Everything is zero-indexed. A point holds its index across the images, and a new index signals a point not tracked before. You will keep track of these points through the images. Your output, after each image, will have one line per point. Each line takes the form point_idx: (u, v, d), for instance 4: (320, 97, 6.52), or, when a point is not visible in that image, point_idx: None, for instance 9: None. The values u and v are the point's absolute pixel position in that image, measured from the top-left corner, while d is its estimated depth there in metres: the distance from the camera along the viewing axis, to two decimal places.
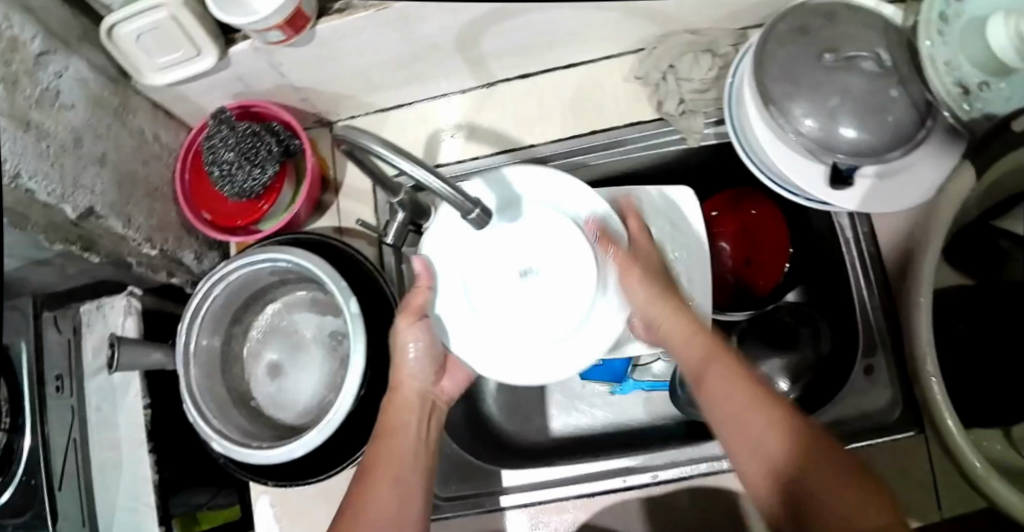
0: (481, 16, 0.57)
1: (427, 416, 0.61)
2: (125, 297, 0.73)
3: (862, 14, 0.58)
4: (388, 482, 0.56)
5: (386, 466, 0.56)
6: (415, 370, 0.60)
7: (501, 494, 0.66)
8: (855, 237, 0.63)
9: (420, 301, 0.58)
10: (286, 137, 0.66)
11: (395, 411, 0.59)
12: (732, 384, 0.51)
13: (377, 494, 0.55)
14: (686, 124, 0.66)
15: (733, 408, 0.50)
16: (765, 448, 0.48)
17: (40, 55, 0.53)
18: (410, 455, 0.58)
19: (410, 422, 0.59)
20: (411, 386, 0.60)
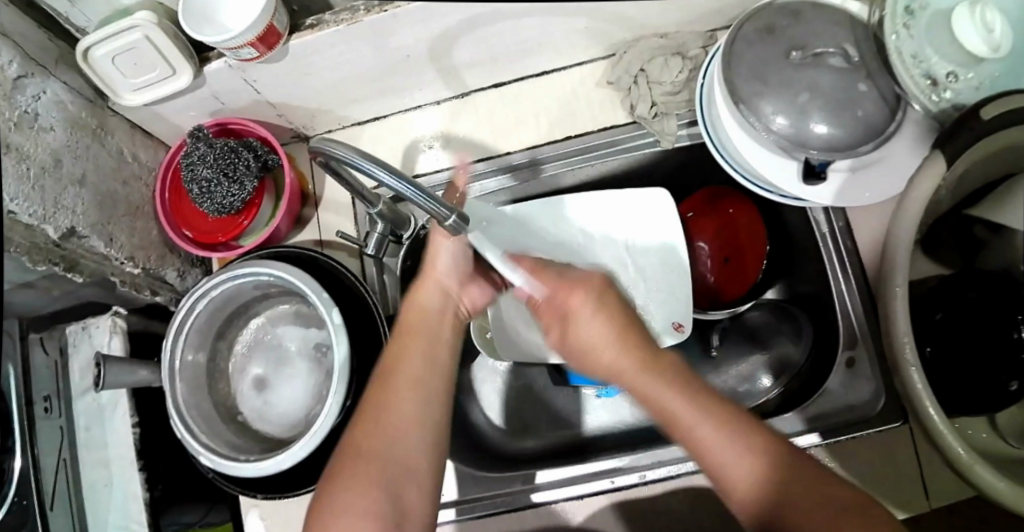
0: (450, 27, 0.57)
1: (451, 315, 0.57)
2: (110, 317, 0.73)
3: (828, 11, 0.58)
4: (412, 375, 0.51)
5: (403, 370, 0.52)
6: (447, 267, 0.57)
7: (534, 492, 0.65)
8: (831, 232, 0.63)
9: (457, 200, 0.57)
10: (264, 151, 0.66)
11: (419, 308, 0.56)
12: (691, 407, 0.44)
13: (398, 399, 0.50)
14: (659, 126, 0.67)
15: (701, 435, 0.44)
16: (735, 473, 0.42)
17: (18, 78, 0.54)
18: (433, 354, 0.54)
19: (431, 323, 0.55)
20: (438, 285, 0.57)
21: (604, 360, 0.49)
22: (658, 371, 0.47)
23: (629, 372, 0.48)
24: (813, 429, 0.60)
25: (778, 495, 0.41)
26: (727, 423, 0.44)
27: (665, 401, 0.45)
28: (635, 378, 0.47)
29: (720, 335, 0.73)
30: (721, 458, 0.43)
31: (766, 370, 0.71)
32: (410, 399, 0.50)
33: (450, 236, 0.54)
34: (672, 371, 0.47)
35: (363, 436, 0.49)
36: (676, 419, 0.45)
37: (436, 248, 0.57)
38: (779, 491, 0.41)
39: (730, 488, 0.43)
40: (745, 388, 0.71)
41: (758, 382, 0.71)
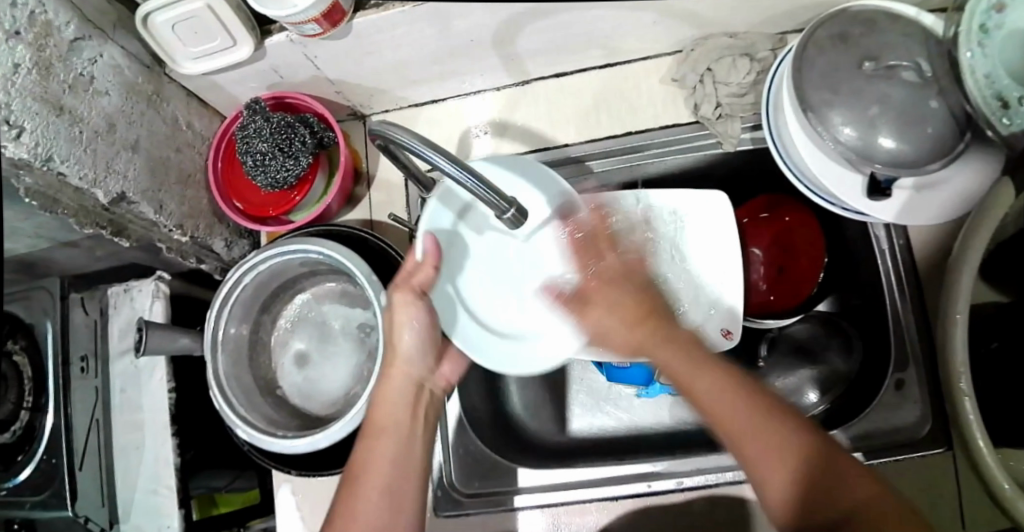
0: (518, 14, 0.57)
1: (423, 406, 0.56)
2: (153, 281, 0.73)
3: (904, 23, 0.57)
4: (379, 486, 0.50)
5: (370, 476, 0.51)
6: (409, 352, 0.56)
7: (516, 494, 0.67)
8: (891, 249, 0.63)
9: (421, 279, 0.56)
10: (320, 128, 0.66)
11: (386, 405, 0.54)
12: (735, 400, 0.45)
13: (361, 506, 0.49)
14: (722, 128, 0.66)
15: (752, 433, 0.44)
16: (772, 483, 0.43)
17: (75, 40, 0.53)
18: (403, 458, 0.52)
19: (399, 417, 0.54)
20: (405, 375, 0.55)
21: (626, 339, 0.51)
22: (704, 364, 0.47)
23: (674, 363, 0.48)
24: (855, 449, 0.60)
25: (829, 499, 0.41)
26: (752, 414, 0.44)
27: (712, 396, 0.46)
28: (686, 374, 0.47)
29: (769, 345, 0.74)
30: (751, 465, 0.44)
31: (814, 386, 0.70)
32: (378, 509, 0.50)
33: (416, 296, 0.56)
34: (713, 361, 0.48)
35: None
36: (719, 416, 0.45)
37: (399, 317, 0.56)
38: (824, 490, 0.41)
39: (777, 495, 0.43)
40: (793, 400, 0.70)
41: (806, 397, 0.70)
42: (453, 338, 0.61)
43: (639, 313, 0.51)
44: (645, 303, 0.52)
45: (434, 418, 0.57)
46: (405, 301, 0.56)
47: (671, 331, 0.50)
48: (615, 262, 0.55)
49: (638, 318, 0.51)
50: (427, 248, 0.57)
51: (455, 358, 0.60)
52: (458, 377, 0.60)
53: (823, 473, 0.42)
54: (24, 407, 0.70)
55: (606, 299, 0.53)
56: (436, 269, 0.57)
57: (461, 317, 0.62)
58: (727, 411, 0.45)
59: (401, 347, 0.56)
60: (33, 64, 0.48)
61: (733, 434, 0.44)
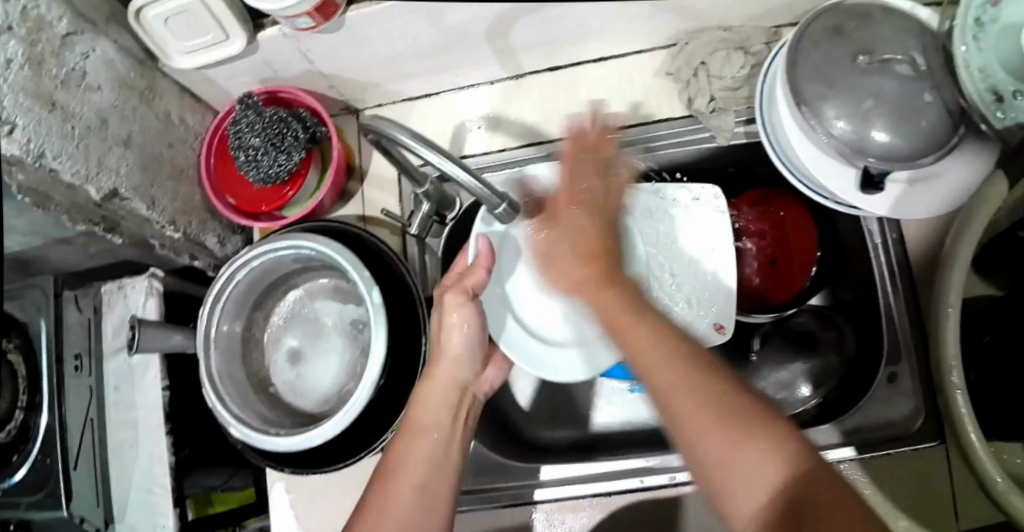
0: (511, 7, 0.56)
1: (462, 410, 0.57)
2: (146, 279, 0.72)
3: (898, 15, 0.57)
4: (413, 486, 0.51)
5: (406, 475, 0.52)
6: (456, 354, 0.56)
7: (537, 488, 0.67)
8: (883, 243, 0.63)
9: (475, 280, 0.55)
10: (312, 123, 0.65)
11: (427, 407, 0.55)
12: (678, 367, 0.42)
13: (394, 505, 0.50)
14: (716, 122, 0.66)
15: (697, 400, 0.40)
16: (744, 476, 0.38)
17: (67, 35, 0.53)
18: (439, 460, 0.53)
19: (441, 420, 0.55)
20: (449, 378, 0.56)
21: (578, 274, 0.51)
22: (647, 321, 0.46)
23: (616, 314, 0.47)
24: (849, 443, 0.60)
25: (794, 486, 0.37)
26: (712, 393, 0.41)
27: (653, 356, 0.44)
28: (627, 325, 0.46)
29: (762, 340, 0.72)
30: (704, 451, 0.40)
31: (807, 380, 0.68)
32: (409, 508, 0.50)
33: (469, 296, 0.56)
34: (660, 321, 0.46)
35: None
36: (660, 381, 0.43)
37: (449, 320, 0.56)
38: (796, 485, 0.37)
39: (738, 482, 0.38)
40: (781, 396, 0.69)
41: (796, 392, 0.68)
42: (501, 342, 0.62)
43: (593, 248, 0.51)
44: (600, 240, 0.52)
45: (471, 421, 0.58)
46: (456, 302, 0.55)
47: (615, 287, 0.49)
48: (590, 192, 0.54)
49: (591, 255, 0.51)
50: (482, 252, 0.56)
51: (498, 363, 0.63)
52: (499, 381, 0.64)
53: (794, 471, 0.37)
54: (18, 406, 0.70)
55: (572, 219, 0.52)
56: (487, 272, 0.56)
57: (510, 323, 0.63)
58: (668, 371, 0.42)
59: (448, 348, 0.56)
60: (25, 59, 0.48)
61: (671, 400, 0.42)
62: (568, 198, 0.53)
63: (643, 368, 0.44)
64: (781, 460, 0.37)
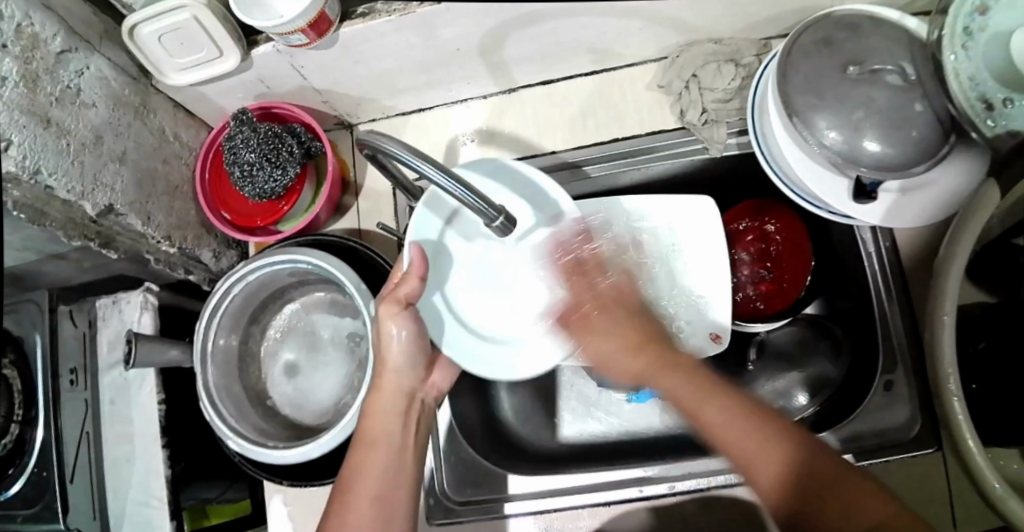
0: (506, 22, 0.57)
1: (413, 417, 0.58)
2: (141, 293, 0.73)
3: (887, 27, 0.57)
4: (371, 497, 0.52)
5: (362, 483, 0.53)
6: (398, 365, 0.57)
7: (506, 501, 0.67)
8: (877, 251, 0.64)
9: (408, 290, 0.54)
10: (307, 138, 0.66)
11: (379, 417, 0.56)
12: (749, 423, 0.44)
13: (353, 514, 0.51)
14: (708, 133, 0.67)
15: (768, 439, 0.43)
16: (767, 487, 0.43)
17: (62, 52, 0.53)
18: (395, 466, 0.54)
19: (393, 426, 0.56)
20: (397, 386, 0.57)
21: (631, 368, 0.50)
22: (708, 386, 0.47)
23: (663, 377, 0.48)
24: (846, 450, 0.60)
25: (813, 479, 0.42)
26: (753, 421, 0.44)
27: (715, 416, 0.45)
28: (693, 403, 0.46)
29: (758, 349, 0.74)
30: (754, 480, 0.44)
31: (803, 388, 0.71)
32: (368, 513, 0.52)
33: (404, 306, 0.55)
34: (696, 370, 0.48)
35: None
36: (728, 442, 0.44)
37: (384, 332, 0.56)
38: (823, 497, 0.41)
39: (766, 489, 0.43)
40: (781, 404, 0.72)
41: (795, 399, 0.71)
42: (443, 347, 0.61)
43: (640, 338, 0.50)
44: (645, 328, 0.51)
45: (424, 426, 0.59)
46: (392, 313, 0.55)
47: (677, 360, 0.49)
48: (608, 290, 0.54)
49: (642, 347, 0.50)
50: (415, 259, 0.55)
51: (445, 368, 0.62)
52: (449, 385, 0.63)
53: (815, 476, 0.42)
54: (15, 420, 0.70)
55: (598, 329, 0.52)
56: (421, 280, 0.55)
57: (451, 326, 0.61)
58: (736, 427, 0.44)
59: (389, 357, 0.57)
60: (20, 77, 0.48)
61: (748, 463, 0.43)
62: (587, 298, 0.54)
63: (716, 438, 0.45)
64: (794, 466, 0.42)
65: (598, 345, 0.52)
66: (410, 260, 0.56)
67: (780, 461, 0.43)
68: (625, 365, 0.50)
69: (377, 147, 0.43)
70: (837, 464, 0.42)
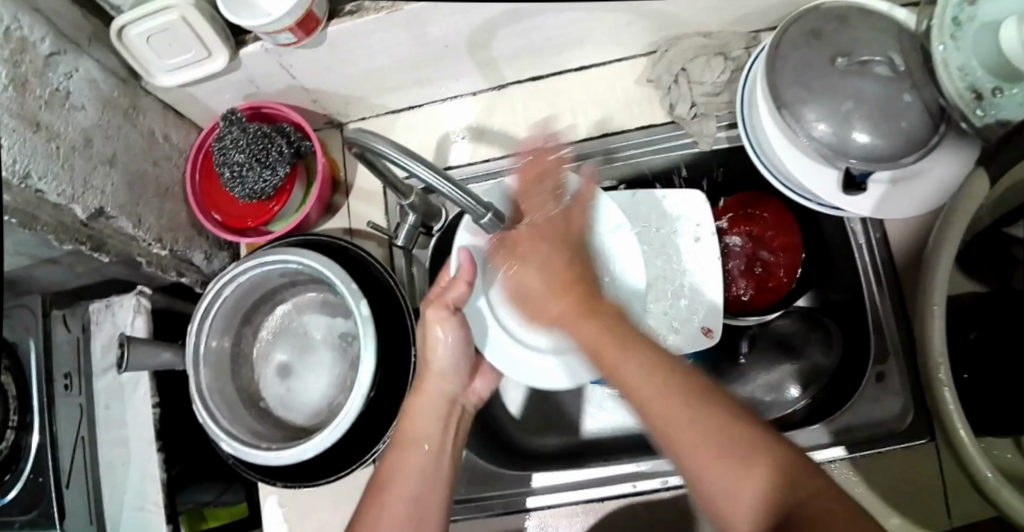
0: (493, 18, 0.56)
1: (454, 421, 0.59)
2: (134, 297, 0.73)
3: (875, 18, 0.57)
4: (410, 497, 0.52)
5: (399, 485, 0.53)
6: (443, 369, 0.58)
7: (528, 496, 0.66)
8: (867, 243, 0.63)
9: (456, 294, 0.56)
10: (297, 138, 0.66)
11: (419, 420, 0.56)
12: (704, 423, 0.41)
13: (387, 515, 0.51)
14: (698, 127, 0.67)
15: (667, 413, 0.42)
16: (733, 495, 0.39)
17: (51, 55, 0.53)
18: (433, 470, 0.54)
19: (433, 429, 0.56)
20: (441, 389, 0.58)
21: (553, 310, 0.52)
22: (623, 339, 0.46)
23: (589, 335, 0.48)
24: (840, 443, 0.60)
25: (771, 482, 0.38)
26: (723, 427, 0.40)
27: (635, 377, 0.44)
28: (609, 357, 0.46)
29: (750, 342, 0.74)
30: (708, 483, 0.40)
31: (796, 381, 0.71)
32: (402, 515, 0.52)
33: (450, 310, 0.57)
34: (637, 339, 0.46)
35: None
36: (660, 425, 0.42)
37: (430, 338, 0.58)
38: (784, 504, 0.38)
39: (728, 499, 0.40)
40: (771, 397, 0.71)
41: (787, 392, 0.71)
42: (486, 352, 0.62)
43: (566, 279, 0.51)
44: (572, 269, 0.52)
45: (464, 432, 0.60)
46: (439, 316, 0.57)
47: (606, 322, 0.48)
48: (542, 234, 0.55)
49: (563, 284, 0.51)
50: (462, 263, 0.56)
51: (487, 374, 0.63)
52: (489, 392, 0.63)
53: (781, 477, 0.38)
54: (9, 426, 0.69)
55: (528, 268, 0.54)
56: (470, 285, 0.56)
57: (493, 331, 0.62)
58: (660, 396, 0.43)
59: (435, 362, 0.58)
60: (9, 80, 0.48)
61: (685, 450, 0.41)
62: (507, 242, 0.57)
63: (641, 407, 0.43)
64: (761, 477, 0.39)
65: (528, 276, 0.54)
66: (459, 263, 0.56)
67: (749, 480, 0.39)
68: (549, 306, 0.52)
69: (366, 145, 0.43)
70: (802, 471, 0.39)
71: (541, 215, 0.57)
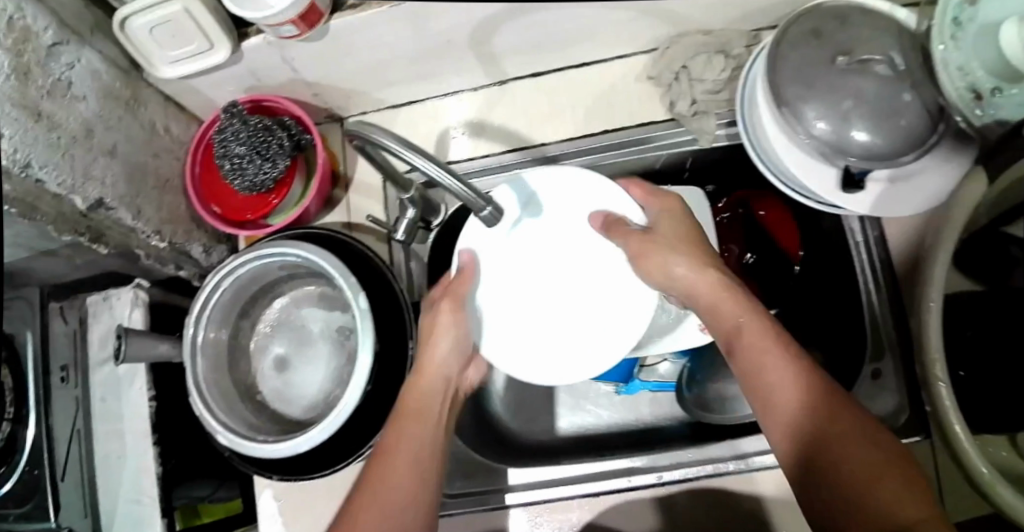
0: (496, 13, 0.57)
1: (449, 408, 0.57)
2: (132, 289, 0.73)
3: (876, 16, 0.57)
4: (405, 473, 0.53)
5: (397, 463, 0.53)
6: (444, 354, 0.56)
7: (506, 492, 0.66)
8: (865, 241, 0.64)
9: (459, 293, 0.55)
10: (297, 131, 0.66)
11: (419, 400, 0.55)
12: (784, 362, 0.48)
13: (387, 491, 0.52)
14: (698, 125, 0.67)
15: (764, 364, 0.49)
16: (788, 418, 0.47)
17: (53, 45, 0.53)
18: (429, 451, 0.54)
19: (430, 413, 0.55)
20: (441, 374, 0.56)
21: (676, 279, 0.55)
22: (741, 304, 0.52)
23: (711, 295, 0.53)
24: None
25: (821, 440, 0.45)
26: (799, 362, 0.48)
27: (751, 333, 0.50)
28: (724, 308, 0.52)
29: None
30: (775, 410, 0.47)
31: None
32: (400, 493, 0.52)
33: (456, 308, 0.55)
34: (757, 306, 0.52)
35: (363, 511, 0.51)
36: (748, 353, 0.50)
37: (440, 324, 0.55)
38: (826, 441, 0.45)
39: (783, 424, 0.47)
40: None
41: None
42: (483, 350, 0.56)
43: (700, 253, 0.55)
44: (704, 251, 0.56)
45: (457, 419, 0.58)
46: (445, 314, 0.55)
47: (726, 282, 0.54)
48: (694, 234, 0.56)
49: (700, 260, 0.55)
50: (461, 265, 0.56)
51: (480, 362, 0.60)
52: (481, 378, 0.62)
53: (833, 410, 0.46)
54: (5, 418, 0.68)
55: (667, 247, 0.54)
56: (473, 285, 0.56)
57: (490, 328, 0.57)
58: (762, 346, 0.49)
59: (437, 350, 0.55)
60: (11, 70, 0.48)
61: (764, 376, 0.48)
62: (642, 243, 0.54)
63: (738, 350, 0.50)
64: (817, 403, 0.46)
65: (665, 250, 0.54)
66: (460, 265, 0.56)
67: (795, 410, 0.47)
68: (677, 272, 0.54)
69: (368, 137, 0.42)
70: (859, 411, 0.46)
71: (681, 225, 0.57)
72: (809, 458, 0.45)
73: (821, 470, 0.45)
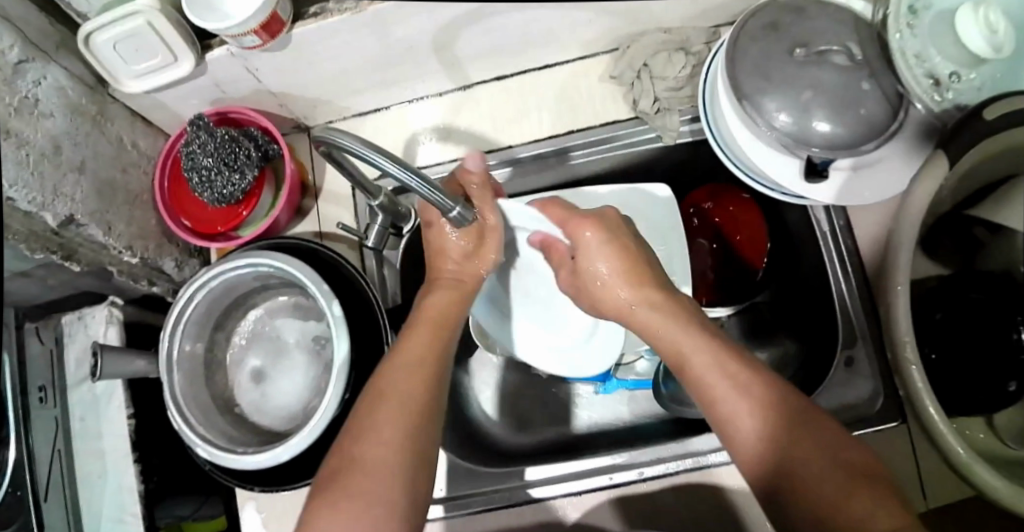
0: (456, 18, 0.57)
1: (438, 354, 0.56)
2: (106, 307, 0.73)
3: (830, 8, 0.58)
4: (394, 411, 0.50)
5: (385, 402, 0.51)
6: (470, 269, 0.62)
7: (530, 488, 0.66)
8: (832, 231, 0.64)
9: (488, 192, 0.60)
10: (264, 142, 0.66)
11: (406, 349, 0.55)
12: (723, 373, 0.49)
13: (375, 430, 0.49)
14: (661, 122, 0.67)
15: (704, 384, 0.49)
16: (741, 435, 0.47)
17: (19, 63, 0.53)
18: (419, 388, 0.52)
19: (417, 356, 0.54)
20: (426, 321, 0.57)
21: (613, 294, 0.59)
22: (672, 320, 0.54)
23: (643, 316, 0.57)
24: None
25: (775, 452, 0.45)
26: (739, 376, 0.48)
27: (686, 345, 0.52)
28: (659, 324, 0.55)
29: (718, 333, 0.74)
30: (726, 428, 0.48)
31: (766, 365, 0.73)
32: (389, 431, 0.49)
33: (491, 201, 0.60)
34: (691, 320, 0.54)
35: (320, 504, 0.46)
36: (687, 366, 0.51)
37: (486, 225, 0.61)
38: (778, 453, 0.45)
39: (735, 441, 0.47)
40: None
41: None
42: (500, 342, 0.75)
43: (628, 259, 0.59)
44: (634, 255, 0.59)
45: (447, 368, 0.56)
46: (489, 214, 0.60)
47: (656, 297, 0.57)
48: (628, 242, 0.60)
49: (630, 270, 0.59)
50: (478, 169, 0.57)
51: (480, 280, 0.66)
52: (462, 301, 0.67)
53: (782, 418, 0.46)
54: None
55: (600, 249, 0.60)
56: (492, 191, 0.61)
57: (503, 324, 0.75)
58: (698, 362, 0.50)
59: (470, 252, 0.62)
60: None
61: (709, 391, 0.49)
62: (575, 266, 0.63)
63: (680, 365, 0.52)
64: (765, 413, 0.46)
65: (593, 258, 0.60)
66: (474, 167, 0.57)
67: (751, 428, 0.46)
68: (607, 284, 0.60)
69: (335, 143, 0.42)
70: (807, 416, 0.46)
71: (613, 231, 0.60)
72: (769, 471, 0.45)
73: (783, 490, 0.44)
